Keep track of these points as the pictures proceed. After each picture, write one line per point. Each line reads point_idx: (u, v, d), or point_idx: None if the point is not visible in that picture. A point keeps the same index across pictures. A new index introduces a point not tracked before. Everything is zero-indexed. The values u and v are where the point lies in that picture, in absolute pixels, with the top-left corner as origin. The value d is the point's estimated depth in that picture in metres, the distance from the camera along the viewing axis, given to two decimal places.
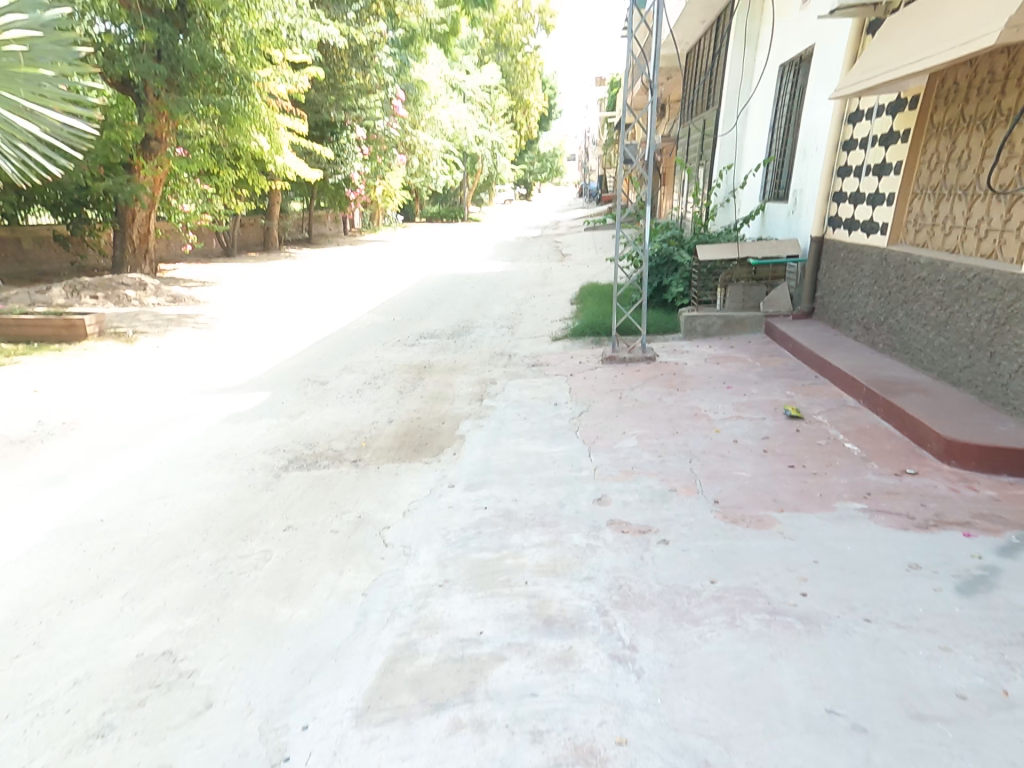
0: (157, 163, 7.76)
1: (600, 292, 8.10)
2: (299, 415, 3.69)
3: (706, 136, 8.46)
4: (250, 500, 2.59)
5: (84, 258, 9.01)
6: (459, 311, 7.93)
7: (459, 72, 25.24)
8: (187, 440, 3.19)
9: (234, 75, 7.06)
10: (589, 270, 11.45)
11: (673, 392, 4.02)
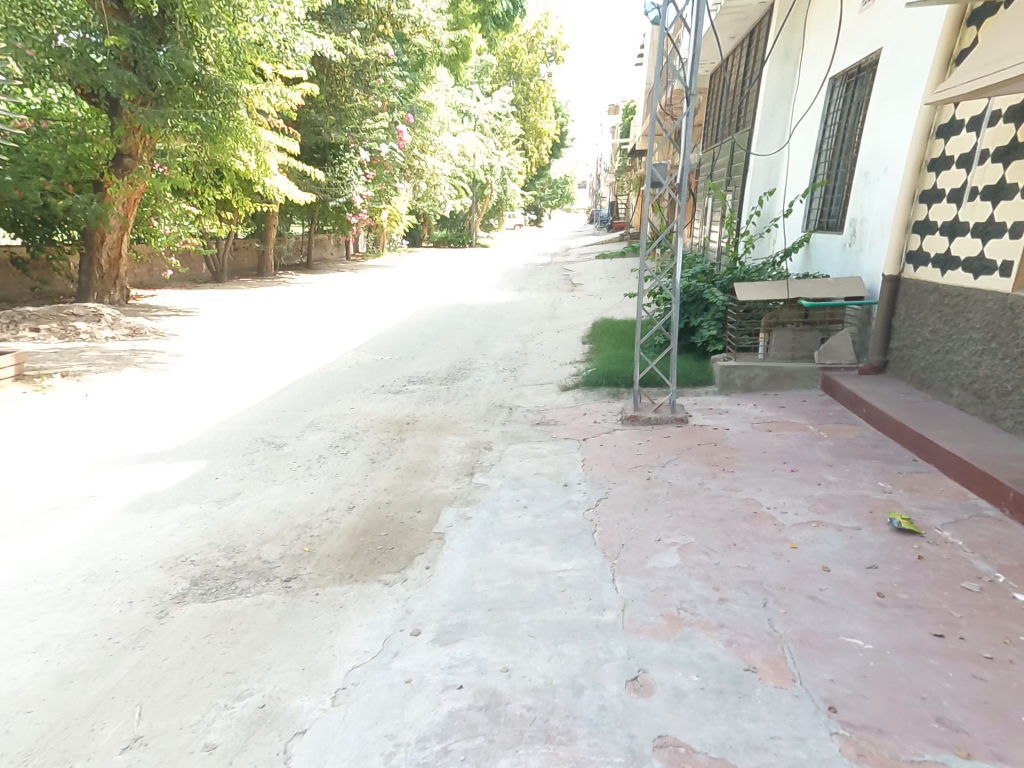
0: (130, 182, 7.10)
1: (615, 329, 7.46)
2: (230, 501, 2.88)
3: (736, 157, 7.86)
4: (93, 684, 1.75)
5: (47, 285, 8.36)
6: (457, 350, 7.27)
7: (468, 99, 25.22)
8: (60, 540, 2.47)
9: (218, 88, 6.61)
10: (599, 304, 10.82)
11: (718, 476, 3.23)
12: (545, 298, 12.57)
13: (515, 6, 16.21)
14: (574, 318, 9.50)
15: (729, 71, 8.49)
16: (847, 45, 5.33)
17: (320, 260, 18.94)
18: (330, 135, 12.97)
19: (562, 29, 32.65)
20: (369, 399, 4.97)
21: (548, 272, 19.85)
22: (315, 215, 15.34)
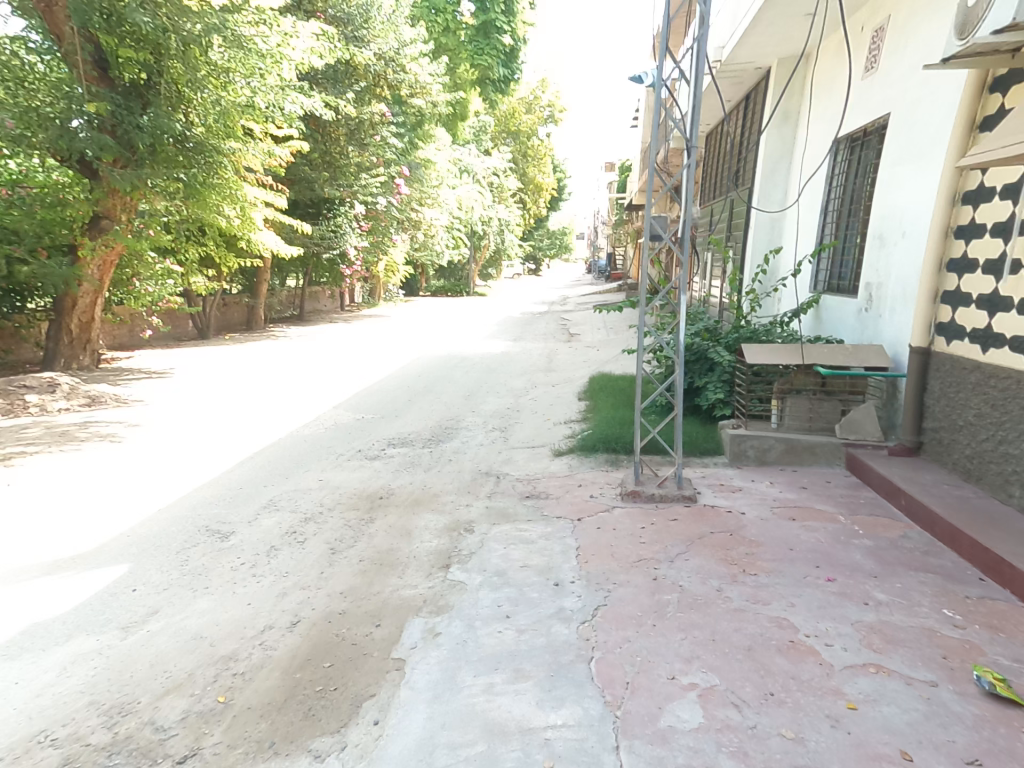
0: (103, 245, 6.87)
1: (612, 387, 7.14)
2: (137, 630, 2.38)
3: (733, 214, 7.82)
4: None
5: (13, 353, 7.96)
6: (444, 412, 6.89)
7: (466, 156, 26.19)
8: None
9: (201, 146, 6.87)
10: (596, 358, 10.56)
11: (739, 577, 2.73)
12: (540, 351, 12.36)
13: (512, 71, 16.96)
14: (570, 375, 9.19)
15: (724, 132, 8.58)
16: (854, 107, 5.27)
17: (315, 310, 19.00)
18: (327, 188, 13.17)
19: (558, 93, 34.42)
20: (340, 472, 4.55)
21: (544, 321, 19.84)
22: (310, 269, 15.80)
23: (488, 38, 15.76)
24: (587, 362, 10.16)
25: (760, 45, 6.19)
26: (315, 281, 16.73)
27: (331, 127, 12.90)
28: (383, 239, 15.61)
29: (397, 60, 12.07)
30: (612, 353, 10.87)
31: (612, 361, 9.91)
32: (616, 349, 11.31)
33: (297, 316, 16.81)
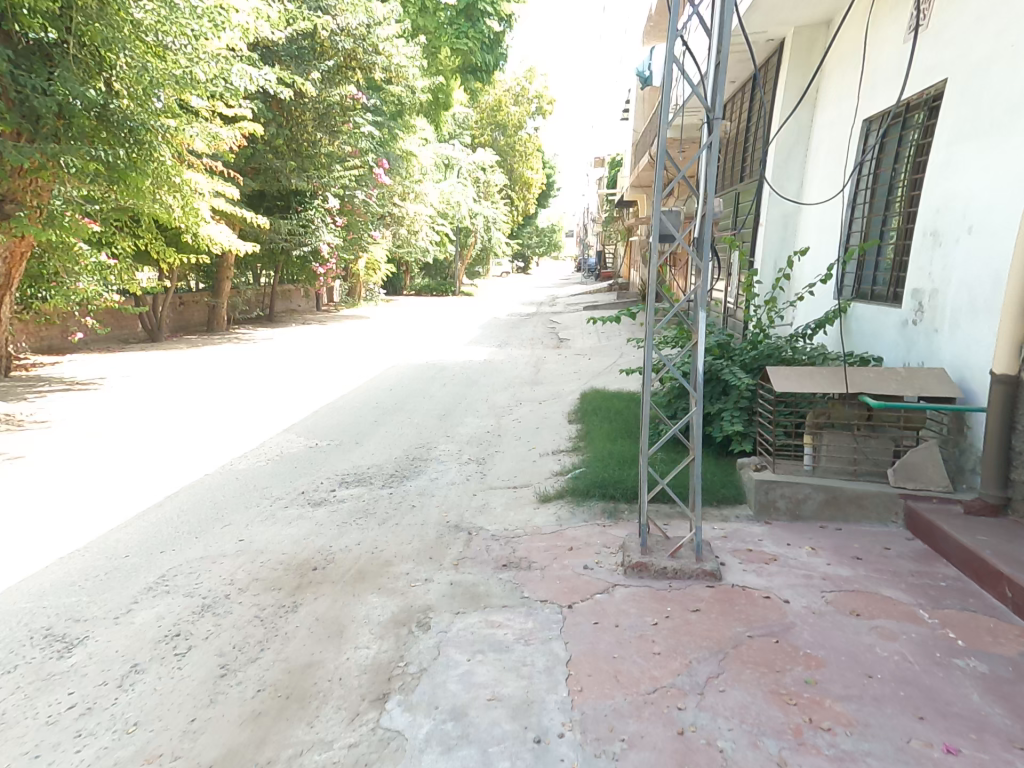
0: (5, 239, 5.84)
1: (607, 408, 6.33)
2: None
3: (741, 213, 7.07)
4: None
5: None
6: (411, 441, 5.98)
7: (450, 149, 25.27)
8: None
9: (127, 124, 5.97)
10: (587, 369, 9.72)
11: (810, 739, 1.88)
12: (527, 361, 11.51)
13: (496, 57, 16.06)
14: (557, 391, 8.36)
15: (729, 117, 7.83)
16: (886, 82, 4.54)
17: (286, 310, 18.13)
18: (293, 180, 12.18)
19: (548, 85, 33.49)
20: (272, 527, 3.67)
21: (531, 323, 19.03)
22: (280, 268, 15.16)
23: (471, 20, 14.87)
24: (577, 374, 9.36)
25: (775, 11, 5.32)
26: (286, 280, 15.83)
27: (296, 111, 11.82)
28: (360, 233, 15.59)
29: (368, 39, 11.15)
30: (605, 363, 10.05)
31: (605, 373, 9.09)
32: (609, 358, 10.50)
33: (266, 319, 15.84)
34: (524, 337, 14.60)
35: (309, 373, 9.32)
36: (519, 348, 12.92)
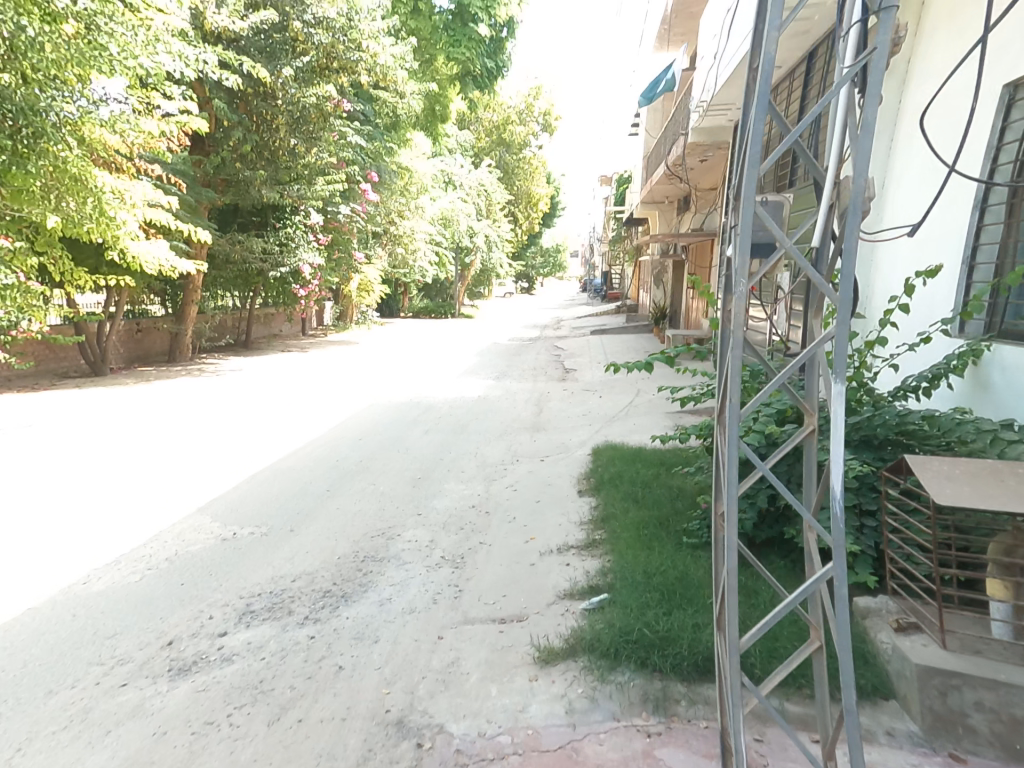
0: None
1: (635, 482, 4.85)
2: None
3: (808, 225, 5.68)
4: None
5: None
6: (366, 532, 4.43)
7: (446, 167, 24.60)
8: None
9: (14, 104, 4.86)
10: (599, 417, 8.19)
11: None
12: (528, 401, 10.03)
13: (496, 63, 15.33)
14: (562, 449, 6.82)
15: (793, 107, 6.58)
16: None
17: (265, 337, 17.21)
18: (264, 191, 11.45)
19: (554, 103, 32.84)
20: (74, 743, 2.19)
21: (533, 351, 17.68)
22: (257, 290, 14.42)
23: (467, 24, 13.95)
24: (586, 424, 7.83)
25: None
26: (268, 303, 15.10)
27: (269, 116, 10.76)
28: (344, 248, 15.88)
29: (350, 33, 10.10)
30: (620, 407, 8.51)
31: (622, 424, 7.54)
32: (623, 400, 8.96)
33: (242, 347, 14.94)
34: (523, 370, 13.23)
35: (263, 420, 7.85)
36: (519, 384, 11.47)
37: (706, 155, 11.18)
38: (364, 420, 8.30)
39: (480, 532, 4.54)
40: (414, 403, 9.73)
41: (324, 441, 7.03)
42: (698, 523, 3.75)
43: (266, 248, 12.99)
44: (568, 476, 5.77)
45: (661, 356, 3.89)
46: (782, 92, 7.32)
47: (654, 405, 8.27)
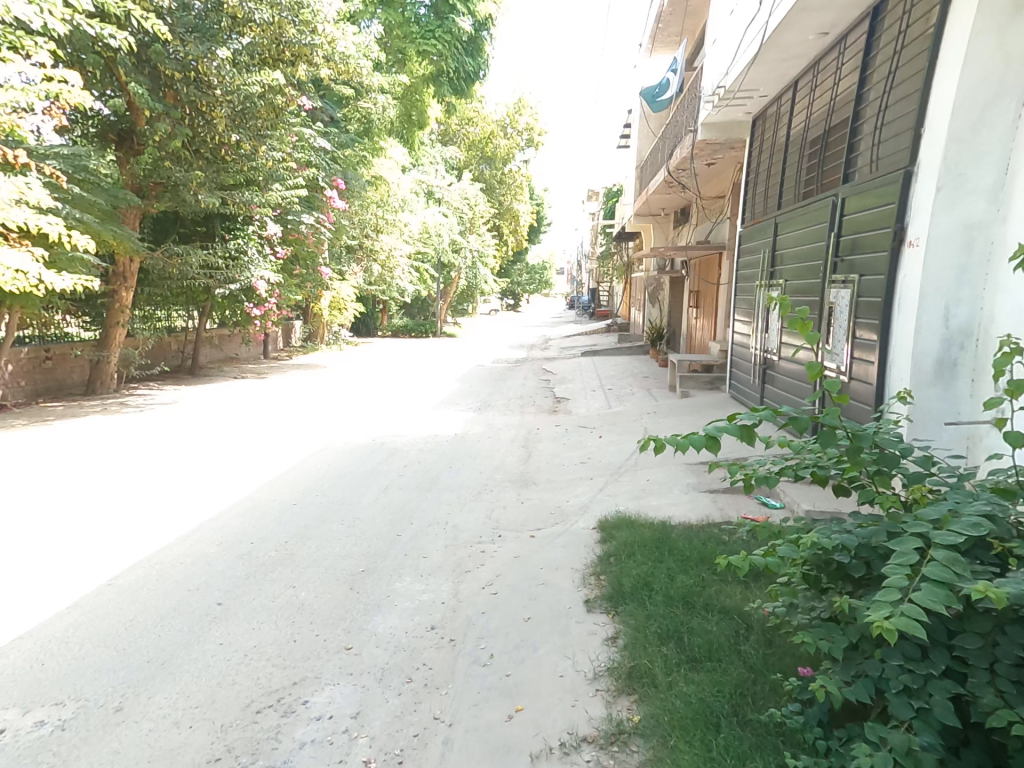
0: None
1: (680, 600, 3.29)
2: None
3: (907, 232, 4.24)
4: None
5: None
6: (250, 704, 2.78)
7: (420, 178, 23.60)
8: None
9: None
10: (603, 473, 6.61)
11: None
12: (515, 445, 8.45)
13: (477, 64, 14.38)
14: (560, 525, 5.21)
15: (869, 80, 5.13)
16: None
17: (214, 362, 15.76)
18: (200, 197, 10.02)
19: (538, 114, 31.93)
20: None
21: (520, 377, 16.26)
22: (208, 307, 13.84)
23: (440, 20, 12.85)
24: (586, 486, 6.24)
25: None
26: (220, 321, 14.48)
27: (207, 109, 9.32)
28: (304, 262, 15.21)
29: (299, 13, 8.81)
30: (627, 459, 6.94)
31: (633, 485, 5.95)
32: (629, 448, 7.40)
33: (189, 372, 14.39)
34: (508, 403, 11.74)
35: (161, 489, 6.08)
36: (504, 422, 9.92)
37: (713, 156, 9.88)
38: (306, 478, 6.64)
39: (438, 694, 2.90)
40: (376, 449, 8.13)
41: (238, 516, 5.34)
42: (801, 720, 2.12)
43: (213, 265, 12.18)
44: (570, 572, 4.14)
45: (726, 427, 2.44)
46: (825, 70, 6.01)
47: (669, 453, 6.77)
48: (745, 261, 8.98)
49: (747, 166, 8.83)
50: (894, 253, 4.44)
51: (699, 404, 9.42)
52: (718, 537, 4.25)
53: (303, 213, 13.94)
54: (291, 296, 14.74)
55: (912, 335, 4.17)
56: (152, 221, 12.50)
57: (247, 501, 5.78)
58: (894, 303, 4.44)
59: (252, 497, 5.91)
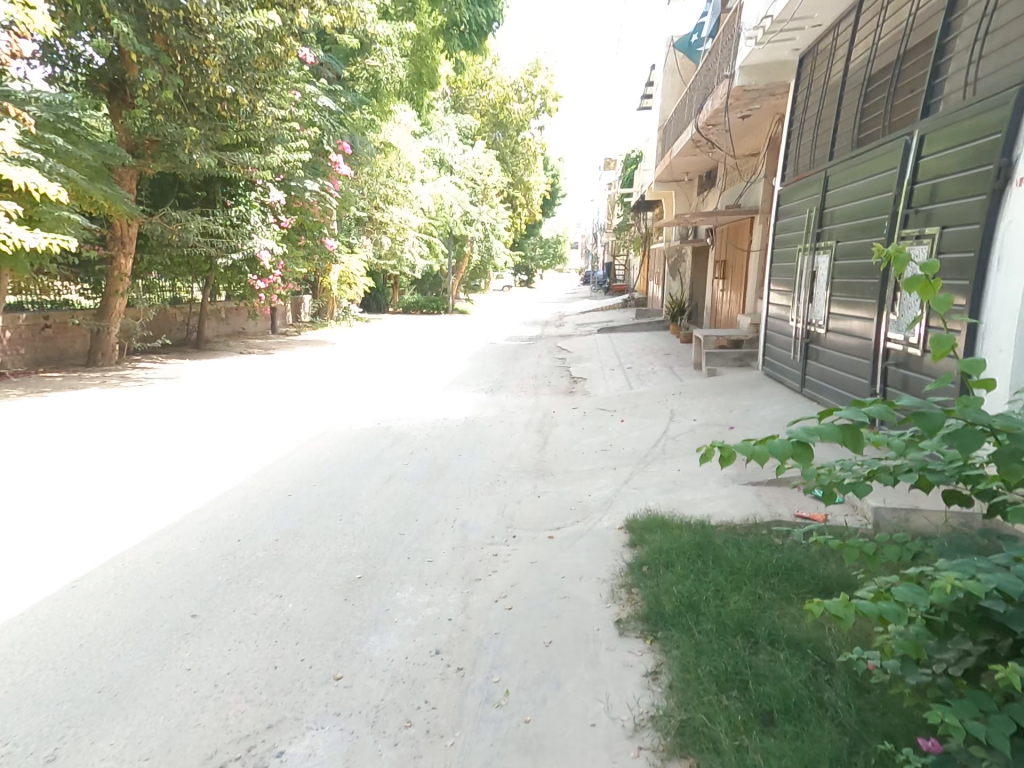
0: None
1: (733, 628, 2.70)
2: None
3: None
4: None
5: None
6: (210, 757, 2.30)
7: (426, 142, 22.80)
8: None
9: None
10: (627, 463, 5.99)
11: None
12: (530, 431, 7.88)
13: (487, 15, 14.52)
14: (582, 525, 4.64)
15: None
16: None
17: (219, 338, 15.38)
18: (195, 156, 9.69)
19: (553, 76, 30.41)
20: None
21: (534, 354, 15.64)
22: (213, 279, 13.60)
23: None
24: (609, 479, 5.65)
25: None
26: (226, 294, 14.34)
27: (199, 56, 8.56)
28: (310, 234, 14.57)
29: None
30: (653, 448, 6.30)
31: (662, 479, 5.34)
32: (655, 436, 6.75)
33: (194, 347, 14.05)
34: (522, 384, 11.14)
35: (148, 475, 5.64)
36: (518, 406, 9.33)
37: (752, 103, 8.79)
38: (306, 466, 6.17)
39: (442, 745, 2.38)
40: (381, 434, 7.61)
41: (228, 507, 4.87)
42: None
43: (214, 232, 11.77)
44: (597, 586, 3.58)
45: (815, 426, 1.77)
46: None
47: (701, 441, 6.14)
48: (784, 224, 8.11)
49: (789, 114, 7.91)
50: (996, 196, 3.69)
51: (730, 385, 8.69)
52: (767, 540, 3.63)
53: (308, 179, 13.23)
54: (298, 268, 14.16)
55: (1019, 296, 3.44)
56: (151, 183, 12.30)
57: (239, 490, 5.31)
58: (993, 259, 3.70)
59: (245, 486, 5.43)
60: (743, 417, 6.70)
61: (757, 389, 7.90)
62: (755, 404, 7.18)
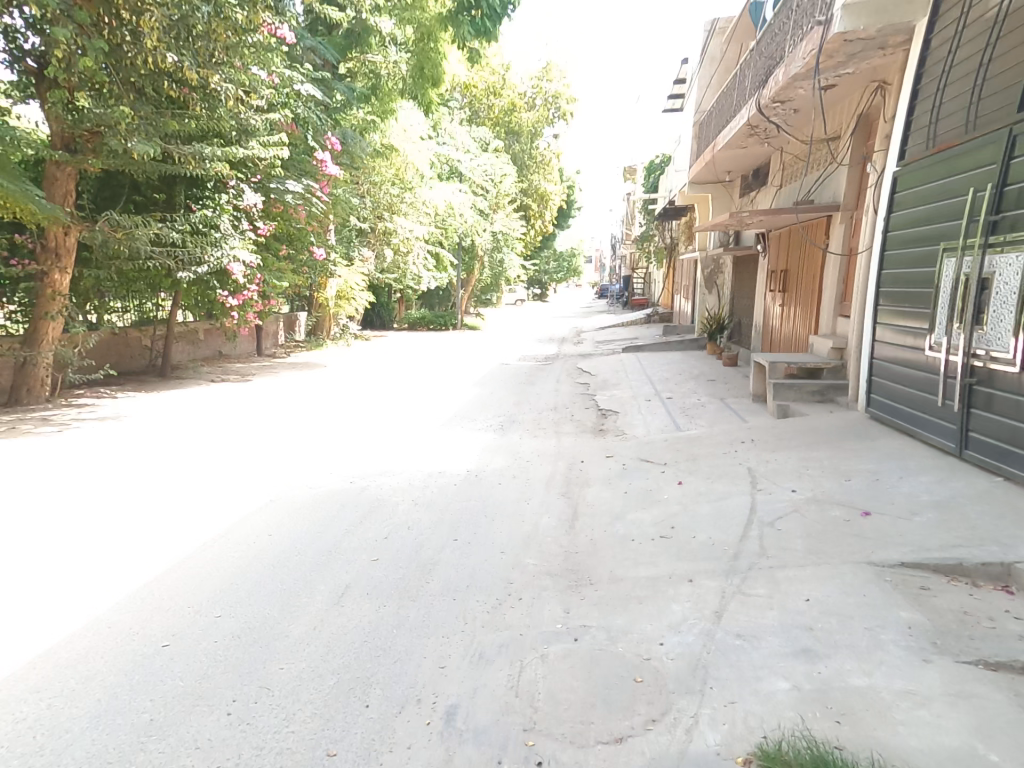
0: None
1: None
2: None
3: None
4: None
5: None
6: None
7: (430, 144, 21.56)
8: None
9: None
10: (711, 578, 3.85)
11: None
12: (552, 503, 5.77)
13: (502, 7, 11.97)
14: (668, 735, 2.51)
15: None
16: None
17: (190, 361, 13.82)
18: (131, 144, 8.00)
19: (567, 82, 29.34)
20: None
21: (551, 379, 13.64)
22: (180, 295, 12.13)
23: None
24: (691, 610, 3.50)
25: None
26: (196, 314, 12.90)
27: (132, 16, 7.19)
28: (289, 236, 13.75)
29: None
30: (747, 549, 4.14)
31: (785, 622, 3.16)
32: (741, 525, 4.61)
33: (157, 374, 12.45)
34: (537, 428, 9.07)
35: None
36: (535, 461, 7.25)
37: (847, 60, 6.72)
38: (224, 568, 4.17)
39: None
40: (342, 508, 5.58)
41: (50, 685, 2.88)
42: None
43: (169, 240, 10.17)
44: None
45: None
46: None
47: (829, 541, 3.98)
48: (900, 214, 6.15)
49: (914, 65, 5.89)
50: None
51: (820, 433, 6.52)
52: None
53: (290, 180, 12.39)
54: (278, 283, 12.75)
55: None
56: (98, 182, 10.68)
57: (97, 631, 3.36)
58: None
59: (113, 620, 3.48)
60: (876, 495, 4.54)
61: (874, 445, 5.73)
62: (886, 474, 5.00)
